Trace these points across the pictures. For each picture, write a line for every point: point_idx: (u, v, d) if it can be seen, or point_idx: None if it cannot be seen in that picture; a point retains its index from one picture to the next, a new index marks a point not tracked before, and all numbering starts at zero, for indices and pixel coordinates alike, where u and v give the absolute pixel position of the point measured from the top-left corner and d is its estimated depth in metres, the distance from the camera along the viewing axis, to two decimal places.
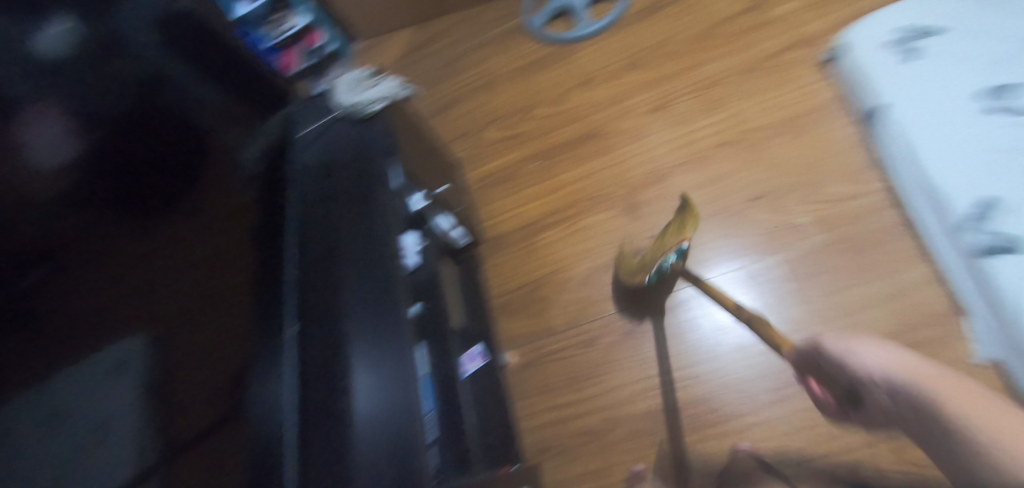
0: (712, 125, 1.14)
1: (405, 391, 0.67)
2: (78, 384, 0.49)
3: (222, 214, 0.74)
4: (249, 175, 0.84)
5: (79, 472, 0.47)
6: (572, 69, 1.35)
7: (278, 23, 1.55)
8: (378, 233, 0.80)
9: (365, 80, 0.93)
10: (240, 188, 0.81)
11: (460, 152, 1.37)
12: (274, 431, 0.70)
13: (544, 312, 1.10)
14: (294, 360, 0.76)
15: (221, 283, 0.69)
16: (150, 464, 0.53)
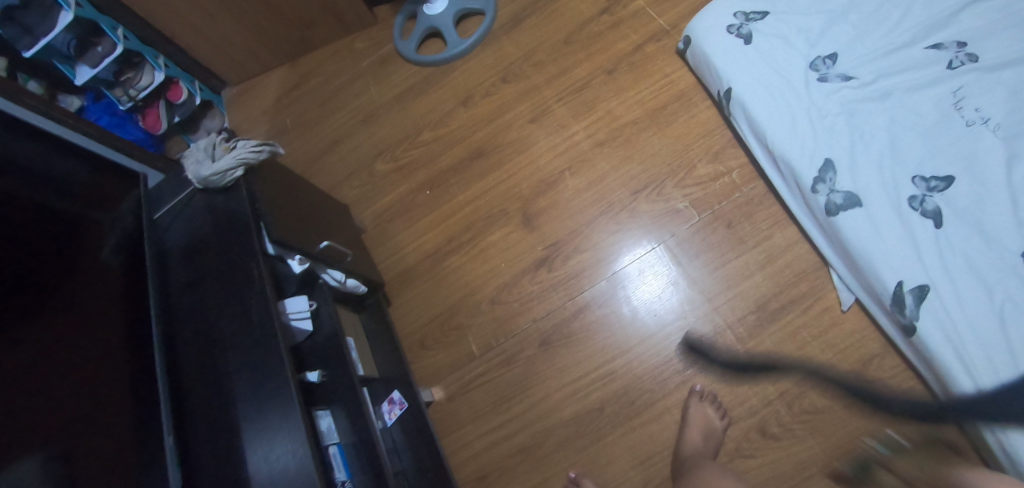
0: (590, 127, 1.18)
1: (307, 469, 0.67)
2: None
3: (93, 310, 0.71)
4: (111, 268, 0.79)
5: None
6: (449, 91, 1.35)
7: (126, 82, 1.39)
8: (257, 315, 0.79)
9: (217, 146, 0.87)
10: (109, 280, 0.77)
11: (351, 192, 1.33)
12: None
13: (462, 339, 1.10)
14: (191, 455, 0.73)
15: (108, 381, 0.67)
16: None
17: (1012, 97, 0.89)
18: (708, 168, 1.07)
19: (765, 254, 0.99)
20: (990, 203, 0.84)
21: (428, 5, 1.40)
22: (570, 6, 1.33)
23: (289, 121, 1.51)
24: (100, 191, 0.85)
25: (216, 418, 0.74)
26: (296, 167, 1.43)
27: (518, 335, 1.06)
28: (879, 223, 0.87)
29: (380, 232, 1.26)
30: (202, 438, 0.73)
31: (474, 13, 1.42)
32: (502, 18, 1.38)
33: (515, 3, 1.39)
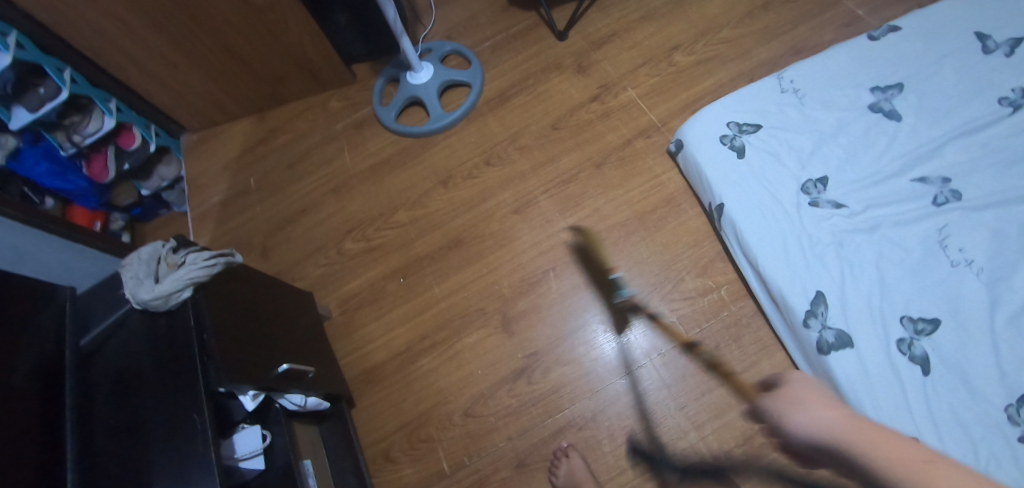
0: (576, 225, 1.13)
1: None
2: None
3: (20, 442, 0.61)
4: (44, 390, 0.68)
5: None
6: (428, 168, 1.28)
7: (73, 126, 1.22)
8: (191, 469, 0.68)
9: (161, 262, 0.77)
10: (39, 402, 0.66)
11: (316, 271, 1.23)
12: None
13: (432, 454, 1.01)
14: None
15: None
16: None
17: (993, 241, 0.88)
18: (698, 282, 1.04)
19: (752, 382, 0.96)
20: (975, 354, 0.81)
21: (411, 70, 1.30)
22: (559, 89, 1.28)
23: (252, 181, 1.40)
24: (6, 317, 0.68)
25: None
26: (257, 235, 1.31)
27: (492, 453, 0.99)
28: (868, 366, 0.84)
29: (347, 321, 1.17)
30: None
31: (459, 84, 1.35)
32: (488, 95, 1.32)
33: (501, 79, 1.33)
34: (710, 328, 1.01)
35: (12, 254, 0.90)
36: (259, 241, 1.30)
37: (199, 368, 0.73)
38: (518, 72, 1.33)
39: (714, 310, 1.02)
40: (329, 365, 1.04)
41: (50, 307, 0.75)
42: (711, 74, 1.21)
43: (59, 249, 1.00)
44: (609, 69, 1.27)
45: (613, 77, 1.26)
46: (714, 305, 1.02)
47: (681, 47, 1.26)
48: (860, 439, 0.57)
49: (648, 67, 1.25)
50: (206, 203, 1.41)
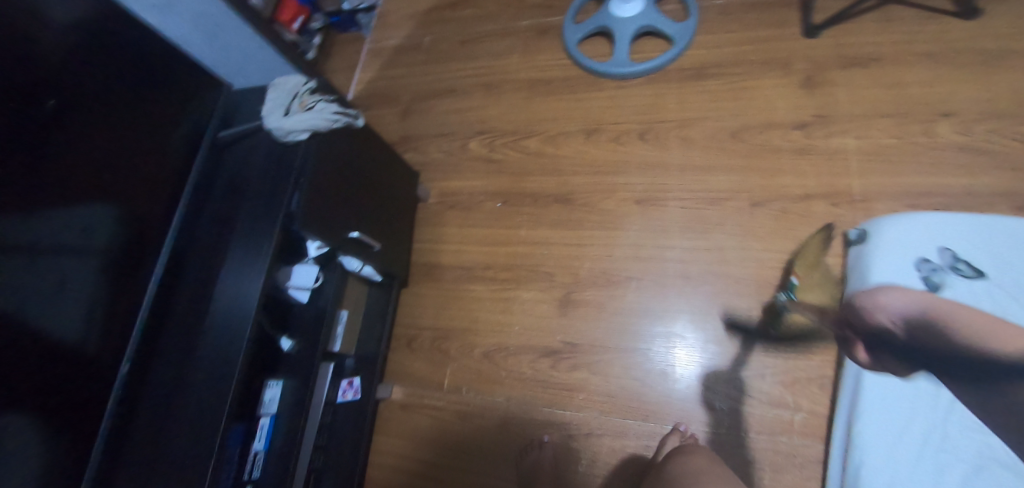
0: (688, 249, 1.01)
1: (205, 447, 0.71)
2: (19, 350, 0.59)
3: (146, 197, 0.76)
4: (180, 164, 0.83)
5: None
6: (582, 111, 1.21)
7: None
8: (246, 279, 0.79)
9: (297, 100, 0.86)
10: (170, 172, 0.81)
11: (437, 152, 1.29)
12: (133, 426, 0.75)
13: (442, 366, 1.08)
14: (148, 363, 0.78)
15: (127, 267, 0.73)
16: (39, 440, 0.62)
17: None
18: (780, 385, 0.88)
19: None
20: None
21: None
22: (764, 95, 1.08)
23: (426, 41, 1.45)
24: (173, 97, 0.81)
25: (177, 359, 0.78)
26: (409, 94, 1.39)
27: (485, 399, 1.02)
28: None
29: (437, 213, 1.21)
30: (162, 362, 0.79)
31: (661, 34, 1.20)
32: (683, 63, 1.17)
33: (707, 52, 1.16)
34: (764, 441, 0.86)
35: (203, 27, 1.02)
36: (408, 99, 1.39)
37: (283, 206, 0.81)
38: (732, 51, 1.14)
39: (775, 426, 0.86)
40: (398, 248, 1.10)
41: (207, 96, 0.89)
42: (967, 170, 0.91)
43: (253, 43, 1.11)
44: (840, 100, 1.03)
45: (838, 112, 1.02)
46: (779, 421, 0.86)
47: (952, 117, 0.96)
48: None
49: (889, 122, 0.98)
50: (386, 43, 1.50)
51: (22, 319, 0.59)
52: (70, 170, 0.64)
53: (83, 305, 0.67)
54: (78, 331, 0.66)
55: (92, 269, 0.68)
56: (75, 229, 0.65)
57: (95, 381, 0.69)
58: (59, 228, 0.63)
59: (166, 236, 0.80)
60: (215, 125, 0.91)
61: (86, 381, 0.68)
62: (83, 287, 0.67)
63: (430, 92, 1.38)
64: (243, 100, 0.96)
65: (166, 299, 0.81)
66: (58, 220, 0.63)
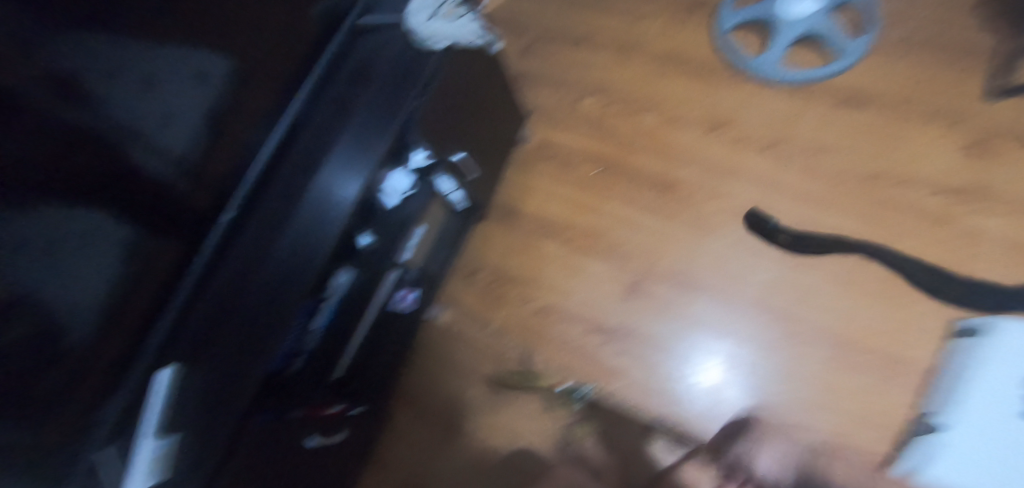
0: (776, 278, 0.97)
1: (279, 312, 0.75)
2: (122, 165, 0.60)
3: (270, 60, 0.76)
4: (316, 38, 0.83)
5: (84, 262, 0.58)
6: (711, 102, 1.14)
7: None
8: (349, 170, 0.80)
9: (445, 6, 0.84)
10: (303, 41, 0.81)
11: (547, 100, 1.26)
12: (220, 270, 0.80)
13: (493, 307, 1.09)
14: (244, 218, 0.83)
15: (236, 120, 0.75)
16: (124, 259, 0.64)
17: None
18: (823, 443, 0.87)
19: None
20: None
21: None
22: (917, 144, 0.99)
23: None
24: None
25: (270, 224, 0.81)
26: (534, 31, 1.35)
27: (528, 353, 1.04)
28: None
29: (531, 160, 1.20)
30: (256, 221, 0.82)
31: (825, 45, 1.11)
32: (838, 83, 1.08)
33: (870, 79, 1.07)
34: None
35: None
36: (532, 36, 1.35)
37: (402, 108, 0.79)
38: (898, 87, 1.04)
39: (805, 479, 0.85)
40: (486, 184, 1.09)
41: None
42: None
43: None
44: (999, 179, 0.94)
45: (992, 190, 0.94)
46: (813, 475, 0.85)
47: None
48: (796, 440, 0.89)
49: None
50: None
51: (135, 140, 0.61)
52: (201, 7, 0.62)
53: (184, 143, 0.67)
54: (178, 167, 0.68)
55: (199, 112, 0.68)
56: (191, 72, 0.65)
57: (196, 220, 0.75)
58: (175, 62, 0.62)
59: (287, 110, 0.84)
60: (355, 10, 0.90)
61: (178, 215, 0.71)
62: (189, 126, 0.67)
63: (556, 36, 1.33)
64: None
65: (272, 164, 0.84)
66: (179, 51, 0.62)
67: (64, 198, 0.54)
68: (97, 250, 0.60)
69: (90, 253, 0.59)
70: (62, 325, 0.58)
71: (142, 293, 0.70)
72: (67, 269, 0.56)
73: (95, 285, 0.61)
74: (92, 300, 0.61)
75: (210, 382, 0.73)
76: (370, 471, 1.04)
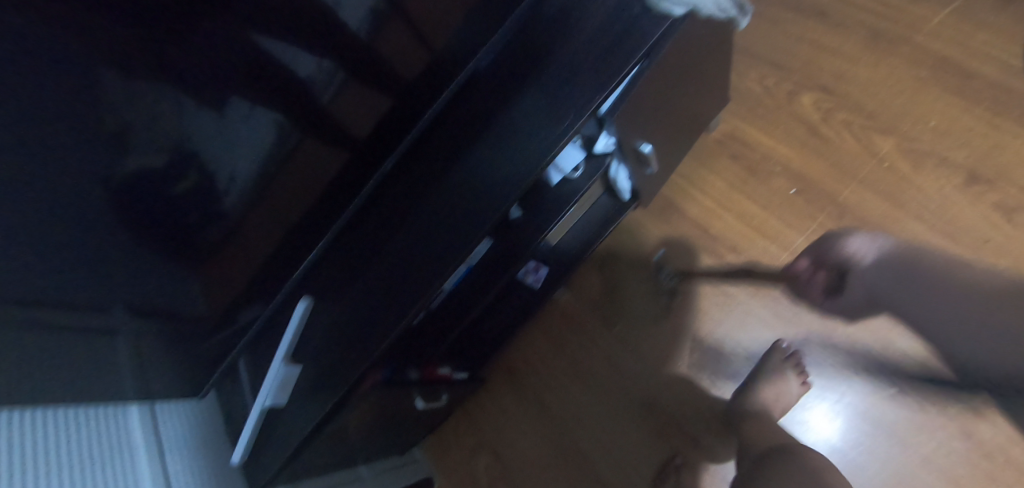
0: (993, 399, 0.79)
1: (422, 284, 0.68)
2: (295, 43, 0.48)
3: None
4: None
5: (232, 139, 0.51)
6: (987, 148, 0.87)
7: None
8: (531, 146, 0.69)
9: None
10: None
11: (757, 80, 1.02)
12: (374, 207, 0.74)
13: (623, 310, 0.99)
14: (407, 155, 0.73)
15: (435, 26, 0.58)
16: (281, 146, 0.56)
17: None
18: None
19: None
20: None
21: None
22: None
23: None
24: None
25: (431, 175, 0.73)
26: None
27: (650, 371, 0.95)
28: None
29: (713, 153, 1.01)
30: (418, 165, 0.74)
31: None
32: None
33: None
34: None
35: None
36: None
37: (614, 84, 0.64)
38: None
39: None
40: (658, 179, 0.94)
41: None
42: None
43: None
44: None
45: None
46: None
47: None
48: None
49: None
50: None
51: (324, 29, 0.49)
52: None
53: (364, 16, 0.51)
54: (364, 47, 0.53)
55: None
56: None
57: (374, 147, 0.66)
58: None
59: (492, 44, 0.68)
60: None
61: (354, 128, 0.61)
62: (380, 43, 0.54)
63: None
64: None
65: (447, 102, 0.70)
66: None
67: (225, 66, 0.45)
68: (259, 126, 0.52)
69: (251, 117, 0.51)
70: (214, 189, 0.53)
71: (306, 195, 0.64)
72: (211, 134, 0.49)
73: (250, 164, 0.54)
74: (243, 179, 0.55)
75: (343, 327, 0.71)
76: (456, 418, 1.05)
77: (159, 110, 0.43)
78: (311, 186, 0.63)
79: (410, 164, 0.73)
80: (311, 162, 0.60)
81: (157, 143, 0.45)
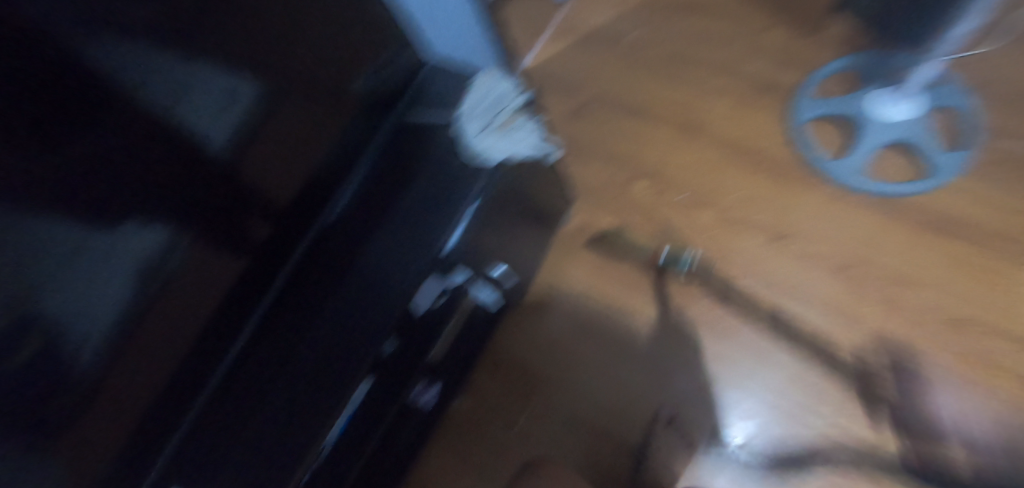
0: (838, 425, 0.92)
1: (309, 436, 0.63)
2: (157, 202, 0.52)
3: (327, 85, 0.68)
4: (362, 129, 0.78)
5: (94, 296, 0.49)
6: (783, 207, 1.06)
7: None
8: (389, 279, 0.72)
9: (499, 116, 0.78)
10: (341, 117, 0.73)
11: (596, 173, 1.17)
12: (233, 372, 0.68)
13: (519, 407, 1.02)
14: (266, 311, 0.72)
15: (286, 171, 0.67)
16: (141, 297, 0.54)
17: None
18: None
19: None
20: None
21: (889, 91, 1.01)
22: (1015, 289, 0.94)
23: (628, 34, 1.32)
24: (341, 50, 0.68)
25: (293, 326, 0.70)
26: (587, 88, 1.27)
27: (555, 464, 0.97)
28: None
29: (573, 241, 1.11)
30: (278, 323, 0.71)
31: (918, 155, 1.02)
32: (929, 202, 1.00)
33: (966, 201, 0.99)
34: None
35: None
36: (584, 95, 1.27)
37: (456, 214, 0.72)
38: (999, 219, 0.97)
39: None
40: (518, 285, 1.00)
41: (397, 64, 0.80)
42: None
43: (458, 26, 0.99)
44: None
45: None
46: None
47: None
48: (905, 444, 0.89)
49: None
50: None
51: (189, 178, 0.54)
52: (256, 25, 0.54)
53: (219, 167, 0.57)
54: (222, 194, 0.59)
55: (229, 140, 0.57)
56: (223, 93, 0.54)
57: (237, 299, 0.67)
58: (212, 89, 0.53)
59: (333, 205, 0.77)
60: (400, 108, 0.83)
61: (218, 266, 0.62)
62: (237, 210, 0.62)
63: (610, 99, 1.24)
64: (432, 78, 0.85)
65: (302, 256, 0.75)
66: (210, 71, 0.52)
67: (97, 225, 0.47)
68: (123, 278, 0.51)
69: (124, 251, 0.50)
70: (65, 348, 0.48)
71: (175, 351, 0.60)
72: (72, 291, 0.47)
73: (110, 322, 0.51)
74: (105, 339, 0.51)
75: None
76: None
77: (26, 246, 0.41)
78: (182, 336, 0.60)
79: (275, 318, 0.71)
80: (178, 308, 0.59)
81: (19, 283, 0.42)
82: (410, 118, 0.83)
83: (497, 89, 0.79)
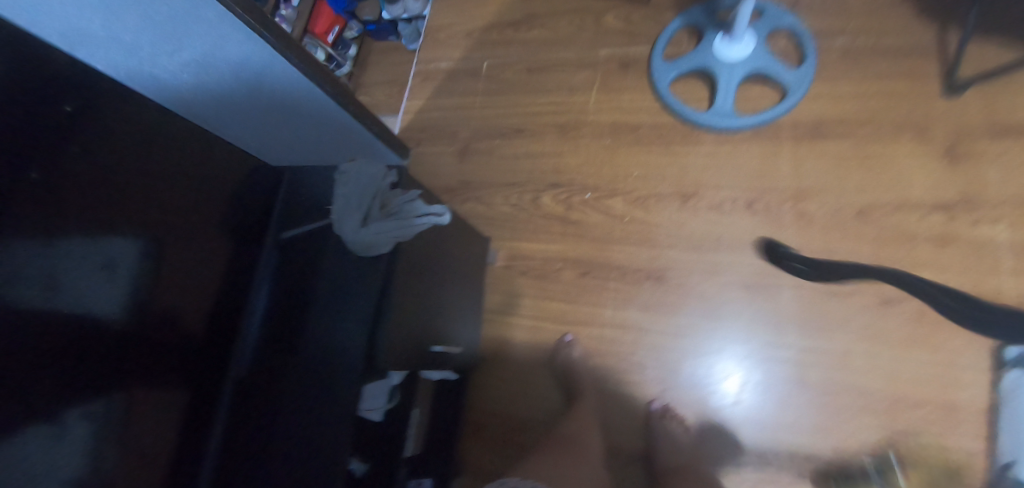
0: (805, 350, 0.94)
1: None
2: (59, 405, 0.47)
3: (203, 230, 0.64)
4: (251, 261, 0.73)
5: None
6: (679, 168, 1.09)
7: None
8: (331, 402, 0.66)
9: (376, 198, 0.70)
10: (216, 258, 0.66)
11: (503, 204, 1.19)
12: None
13: (516, 459, 1.00)
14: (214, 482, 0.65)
15: (187, 333, 0.61)
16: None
17: None
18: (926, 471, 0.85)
19: None
20: None
21: (724, 36, 1.08)
22: (898, 164, 1.00)
23: (484, 65, 1.36)
24: (193, 191, 0.63)
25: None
26: (467, 129, 1.30)
27: None
28: None
29: (506, 279, 1.13)
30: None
31: (770, 81, 1.09)
32: (797, 116, 1.07)
33: (827, 105, 1.06)
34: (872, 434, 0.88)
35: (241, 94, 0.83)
36: (466, 136, 1.30)
37: (377, 310, 0.68)
38: (860, 108, 1.05)
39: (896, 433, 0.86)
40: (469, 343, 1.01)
41: (256, 186, 0.75)
42: None
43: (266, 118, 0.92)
44: (990, 182, 0.95)
45: (988, 194, 0.95)
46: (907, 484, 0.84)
47: None
48: (868, 342, 0.92)
49: None
50: (438, 65, 1.42)
51: (88, 375, 0.50)
52: (113, 193, 0.52)
53: (120, 350, 0.53)
54: (130, 379, 0.54)
55: (121, 318, 0.53)
56: (97, 271, 0.51)
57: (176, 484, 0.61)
58: (80, 274, 0.49)
59: (245, 344, 0.71)
60: (275, 227, 0.76)
61: (148, 455, 0.56)
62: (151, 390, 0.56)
63: (490, 131, 1.28)
64: (300, 183, 0.80)
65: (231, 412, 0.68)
66: (72, 256, 0.49)
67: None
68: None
69: (44, 460, 0.45)
70: None
71: None
72: None
73: None
74: None
75: None
76: None
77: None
78: None
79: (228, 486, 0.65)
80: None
81: None
82: (288, 232, 0.76)
83: (361, 168, 0.71)
